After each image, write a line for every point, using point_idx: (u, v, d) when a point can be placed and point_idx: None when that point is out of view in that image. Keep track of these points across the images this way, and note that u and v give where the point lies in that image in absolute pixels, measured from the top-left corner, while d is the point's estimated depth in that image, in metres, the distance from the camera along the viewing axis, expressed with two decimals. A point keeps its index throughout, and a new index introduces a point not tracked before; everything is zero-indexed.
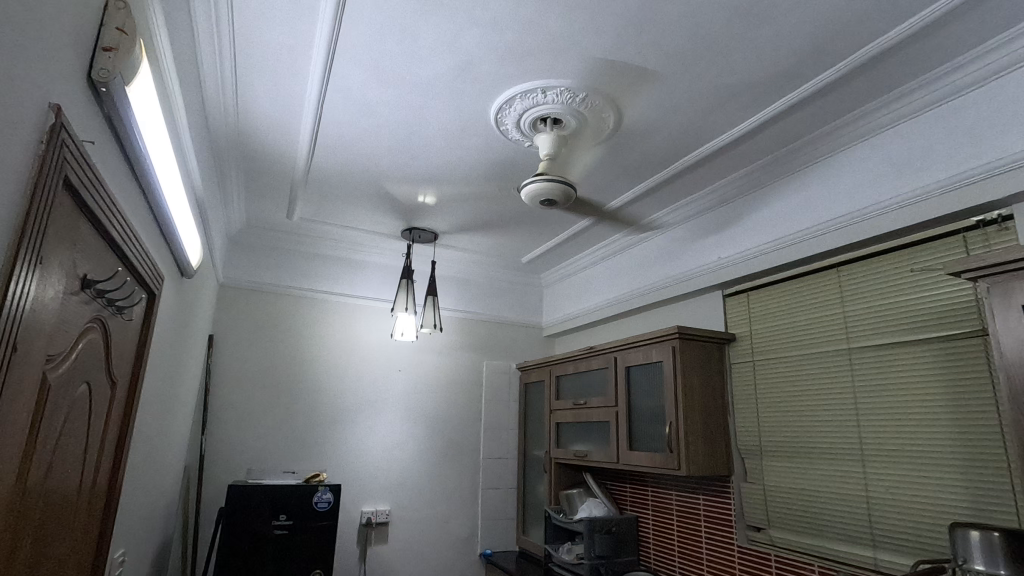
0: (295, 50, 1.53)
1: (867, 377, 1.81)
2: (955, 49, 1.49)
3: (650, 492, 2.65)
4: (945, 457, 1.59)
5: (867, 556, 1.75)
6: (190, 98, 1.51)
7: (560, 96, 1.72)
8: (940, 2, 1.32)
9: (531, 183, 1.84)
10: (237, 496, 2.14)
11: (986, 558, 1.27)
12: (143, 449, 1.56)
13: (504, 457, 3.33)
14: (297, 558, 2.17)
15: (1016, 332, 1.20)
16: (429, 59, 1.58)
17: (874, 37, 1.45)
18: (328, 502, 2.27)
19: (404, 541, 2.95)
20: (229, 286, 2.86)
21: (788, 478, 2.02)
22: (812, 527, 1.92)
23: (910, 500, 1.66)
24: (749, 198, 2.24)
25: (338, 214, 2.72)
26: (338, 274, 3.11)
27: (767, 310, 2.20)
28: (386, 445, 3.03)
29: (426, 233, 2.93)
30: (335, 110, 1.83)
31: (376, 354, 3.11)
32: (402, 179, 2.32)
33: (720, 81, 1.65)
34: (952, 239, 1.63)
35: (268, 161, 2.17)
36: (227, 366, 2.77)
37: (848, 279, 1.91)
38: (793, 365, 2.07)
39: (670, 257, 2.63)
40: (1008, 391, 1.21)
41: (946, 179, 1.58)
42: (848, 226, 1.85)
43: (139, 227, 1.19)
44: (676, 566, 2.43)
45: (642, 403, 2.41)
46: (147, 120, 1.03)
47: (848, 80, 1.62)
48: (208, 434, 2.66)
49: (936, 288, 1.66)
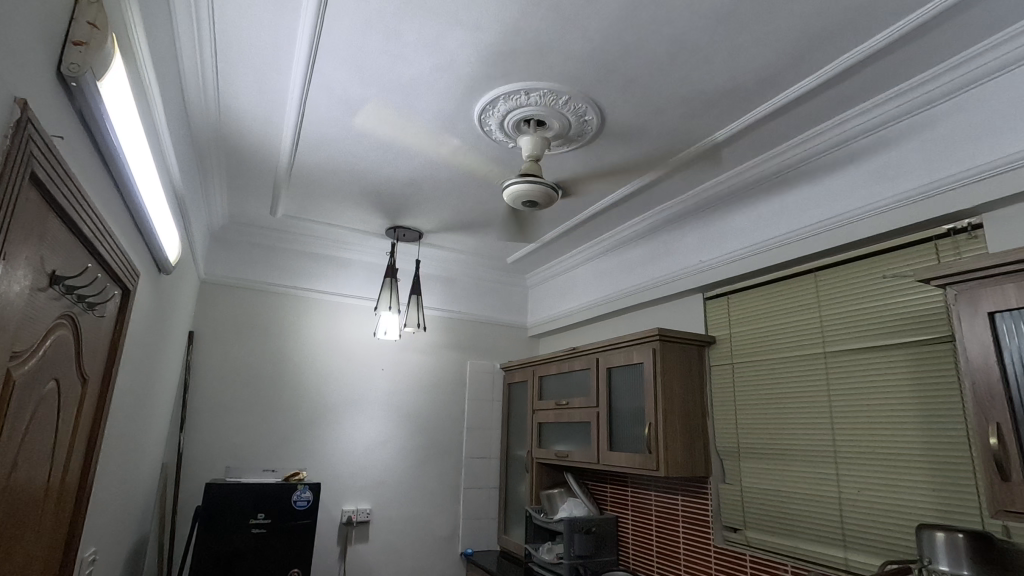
0: (278, 47, 1.53)
1: (841, 381, 1.84)
2: (930, 59, 1.52)
3: (630, 492, 2.67)
4: (915, 460, 1.62)
5: (838, 556, 1.78)
6: (170, 93, 1.49)
7: (543, 98, 1.72)
8: (914, 14, 1.36)
9: (514, 184, 1.85)
10: (216, 493, 2.13)
11: (950, 559, 1.31)
12: (117, 445, 1.54)
13: (486, 456, 3.34)
14: (275, 557, 2.16)
15: (981, 338, 1.24)
16: (412, 58, 1.58)
17: (850, 46, 1.48)
18: (307, 500, 2.26)
19: (384, 541, 2.94)
20: (210, 283, 2.84)
21: (764, 480, 2.05)
22: (787, 527, 1.95)
23: (881, 502, 1.69)
24: (730, 202, 2.27)
25: (322, 211, 2.71)
26: (321, 272, 3.10)
27: (746, 313, 2.23)
28: (368, 444, 3.02)
29: (410, 232, 2.93)
30: (318, 107, 1.82)
31: (359, 352, 3.10)
32: (386, 177, 2.32)
33: (702, 87, 1.67)
34: (924, 246, 1.66)
35: (250, 156, 2.16)
36: (206, 363, 2.74)
37: (825, 284, 1.94)
38: (770, 368, 2.09)
39: (653, 259, 2.65)
40: (972, 394, 1.25)
41: (920, 188, 1.62)
42: (826, 231, 1.88)
43: (113, 223, 1.18)
44: (654, 566, 2.45)
45: (623, 404, 2.43)
46: (121, 115, 1.02)
47: (826, 88, 1.65)
48: (187, 431, 2.63)
49: (908, 294, 1.69)
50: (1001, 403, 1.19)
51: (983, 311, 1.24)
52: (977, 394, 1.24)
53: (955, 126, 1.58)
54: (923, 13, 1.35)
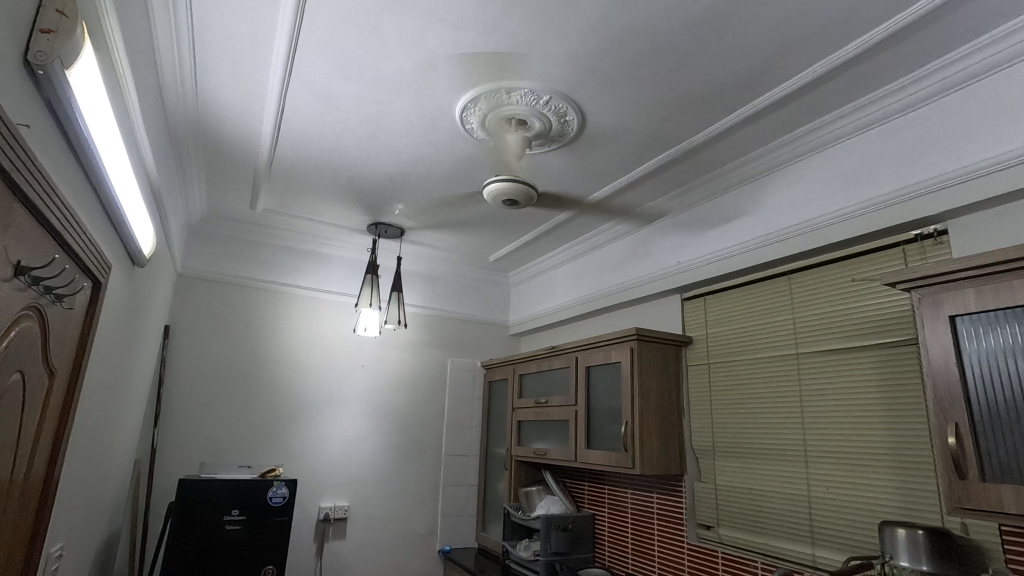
0: (257, 39, 1.52)
1: (812, 382, 1.89)
2: (900, 68, 1.56)
3: (606, 490, 2.70)
4: (879, 459, 1.67)
5: (806, 552, 1.82)
6: (145, 84, 1.47)
7: (524, 98, 1.74)
8: (882, 26, 1.40)
9: (493, 182, 1.85)
10: (191, 489, 2.10)
11: (911, 555, 1.35)
12: (86, 439, 1.52)
13: (466, 454, 3.34)
14: (249, 553, 2.14)
15: (941, 340, 1.28)
16: (394, 55, 1.58)
17: (822, 54, 1.52)
18: (283, 497, 2.25)
19: (362, 537, 2.93)
20: (187, 277, 2.80)
21: (737, 477, 2.09)
22: (758, 524, 1.99)
23: (848, 500, 1.73)
24: (709, 204, 2.30)
25: (302, 206, 2.69)
26: (301, 267, 3.07)
27: (722, 314, 2.27)
28: (346, 441, 3.01)
29: (392, 228, 2.92)
30: (298, 102, 1.81)
31: (338, 348, 3.09)
32: (367, 173, 2.31)
33: (680, 90, 1.69)
34: (893, 251, 1.71)
35: (229, 149, 2.13)
36: (182, 357, 2.71)
37: (798, 286, 1.98)
38: (745, 368, 2.13)
39: (632, 260, 2.68)
40: (932, 394, 1.29)
41: (889, 195, 1.66)
42: (799, 235, 1.92)
43: (82, 214, 1.16)
44: (630, 562, 2.48)
45: (601, 402, 2.45)
46: (91, 104, 1.01)
47: (801, 94, 1.68)
48: (161, 427, 2.59)
49: (877, 298, 1.73)
50: (960, 403, 1.24)
51: (944, 314, 1.28)
52: (936, 394, 1.28)
53: (923, 134, 1.62)
54: (894, 22, 1.38)
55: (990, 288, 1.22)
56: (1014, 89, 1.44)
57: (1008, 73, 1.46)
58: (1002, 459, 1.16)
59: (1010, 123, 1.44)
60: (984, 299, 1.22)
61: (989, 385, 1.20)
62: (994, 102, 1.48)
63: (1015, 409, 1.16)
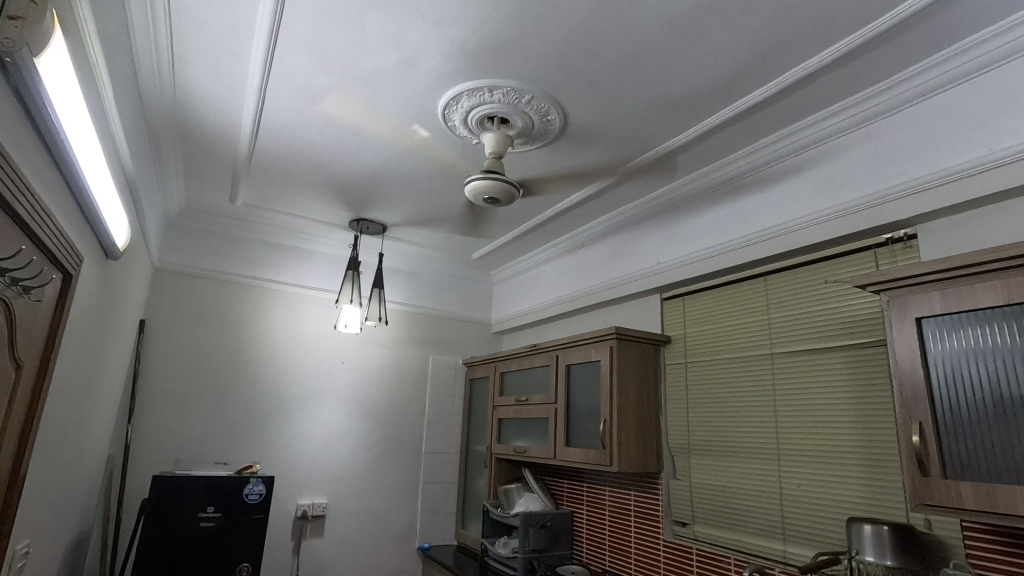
0: (236, 31, 1.50)
1: (785, 381, 1.92)
2: (873, 75, 1.60)
3: (585, 488, 2.72)
4: (848, 457, 1.71)
5: (777, 548, 1.86)
6: (121, 74, 1.45)
7: (506, 96, 1.74)
8: (855, 34, 1.44)
9: (475, 179, 1.85)
10: (165, 486, 2.07)
11: (876, 550, 1.40)
12: (55, 434, 1.49)
13: (446, 452, 3.34)
14: (224, 551, 2.12)
15: (908, 342, 1.32)
16: (375, 50, 1.57)
17: (799, 60, 1.55)
18: (259, 494, 2.22)
19: (340, 534, 2.92)
20: (164, 271, 2.76)
21: (713, 475, 2.12)
22: (732, 521, 2.02)
23: (818, 497, 1.77)
24: (688, 206, 2.33)
25: (283, 201, 2.66)
26: (282, 262, 3.05)
27: (700, 314, 2.30)
28: (326, 437, 2.99)
29: (374, 225, 2.91)
30: (279, 94, 1.79)
31: (318, 344, 3.06)
32: (349, 169, 2.30)
33: (661, 92, 1.71)
34: (865, 254, 1.75)
35: (208, 142, 2.11)
36: (158, 353, 2.67)
37: (774, 287, 2.02)
38: (721, 367, 2.16)
39: (613, 260, 2.70)
40: (898, 394, 1.32)
41: (862, 199, 1.70)
42: (775, 237, 1.95)
43: (51, 204, 1.14)
44: (607, 559, 2.51)
45: (581, 400, 2.47)
46: (61, 92, 0.98)
47: (778, 98, 1.71)
48: (135, 423, 2.55)
49: (849, 299, 1.77)
50: (924, 403, 1.27)
51: (911, 316, 1.32)
52: (903, 394, 1.31)
53: (895, 141, 1.66)
54: (868, 30, 1.42)
55: (954, 291, 1.26)
56: (982, 98, 1.49)
57: (975, 83, 1.51)
58: (964, 457, 1.20)
59: (978, 131, 1.48)
60: (948, 302, 1.26)
61: (953, 386, 1.24)
62: (963, 110, 1.52)
63: (977, 409, 1.20)
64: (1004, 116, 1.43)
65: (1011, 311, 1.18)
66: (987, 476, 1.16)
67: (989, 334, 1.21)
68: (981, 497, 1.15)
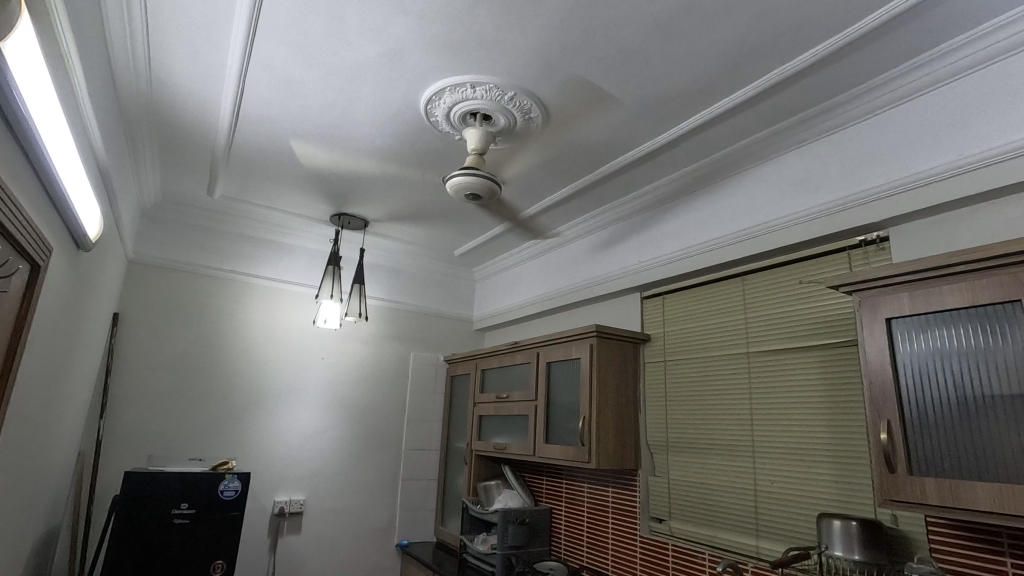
0: (213, 19, 1.48)
1: (761, 379, 1.96)
2: (849, 80, 1.63)
3: (564, 484, 2.73)
4: (820, 455, 1.74)
5: (751, 544, 1.89)
6: (94, 61, 1.41)
7: (489, 92, 1.74)
8: (833, 39, 1.47)
9: (455, 176, 1.85)
10: (138, 483, 2.04)
11: (844, 545, 1.44)
12: (22, 429, 1.45)
13: (426, 449, 3.34)
14: (198, 548, 2.09)
15: (878, 342, 1.35)
16: (356, 43, 1.56)
17: (777, 63, 1.57)
18: (235, 491, 2.19)
19: (317, 531, 2.90)
20: (139, 264, 2.70)
21: (690, 472, 2.15)
22: (708, 517, 2.05)
23: (790, 494, 1.80)
24: (669, 206, 2.35)
25: (262, 194, 2.63)
26: (261, 257, 3.01)
27: (679, 313, 2.32)
28: (304, 433, 2.96)
29: (356, 220, 2.89)
30: (258, 86, 1.77)
31: (297, 340, 3.03)
32: (329, 163, 2.28)
33: (642, 92, 1.73)
34: (838, 255, 1.78)
35: (185, 132, 2.07)
36: (132, 347, 2.61)
37: (751, 287, 2.05)
38: (699, 365, 2.19)
39: (595, 258, 2.72)
40: (868, 393, 1.35)
41: (836, 201, 1.74)
42: (752, 237, 1.98)
43: (18, 193, 1.11)
44: (584, 554, 2.53)
45: (561, 397, 2.48)
46: (28, 78, 0.96)
47: (757, 101, 1.74)
48: (107, 418, 2.50)
49: (822, 300, 1.80)
50: (892, 401, 1.30)
51: (881, 317, 1.35)
52: (872, 394, 1.34)
53: (869, 144, 1.70)
54: (844, 35, 1.45)
55: (922, 293, 1.29)
56: (953, 105, 1.52)
57: (947, 90, 1.54)
58: (929, 455, 1.24)
59: (948, 137, 1.51)
60: (917, 303, 1.29)
61: (921, 385, 1.27)
62: (935, 116, 1.56)
63: (943, 408, 1.24)
64: (973, 123, 1.47)
65: (977, 313, 1.22)
66: (950, 473, 1.20)
67: (955, 334, 1.24)
68: (943, 492, 1.19)
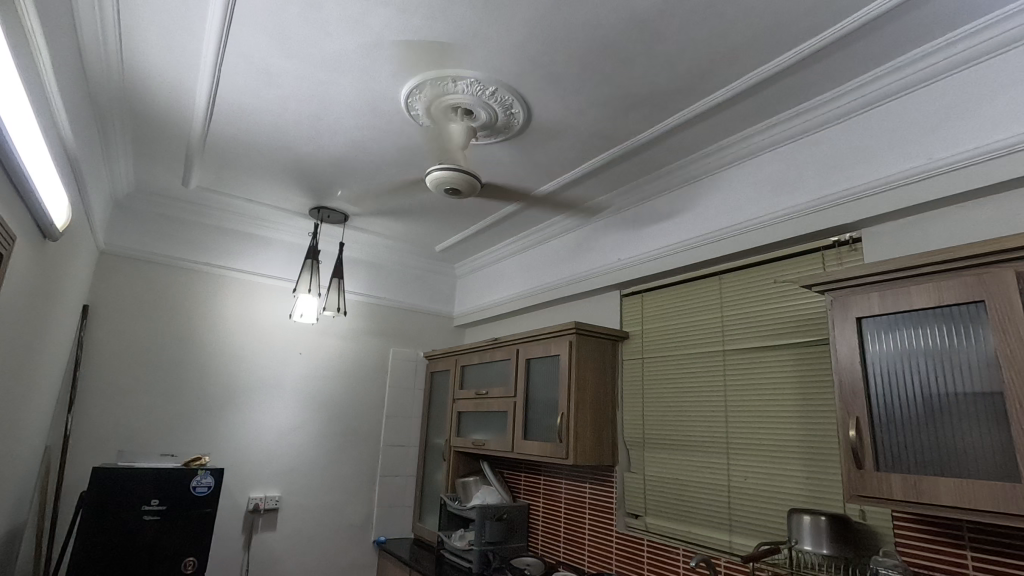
0: (187, 5, 1.44)
1: (736, 377, 1.98)
2: (824, 83, 1.66)
3: (542, 480, 2.74)
4: (791, 451, 1.77)
5: (724, 539, 1.92)
6: (62, 45, 1.37)
7: (470, 87, 1.73)
8: (809, 42, 1.50)
9: (435, 170, 1.83)
10: (107, 477, 2.00)
11: (813, 539, 1.48)
12: None
13: (405, 445, 3.32)
14: (169, 545, 2.05)
15: (848, 341, 1.38)
16: (336, 34, 1.53)
17: (754, 64, 1.60)
18: (207, 486, 2.15)
19: (293, 528, 2.87)
20: (111, 255, 2.63)
21: (665, 468, 2.17)
22: (682, 513, 2.08)
23: (763, 489, 1.83)
24: (648, 204, 2.37)
25: (240, 185, 2.58)
26: (238, 249, 2.96)
27: (657, 311, 2.34)
28: (280, 429, 2.92)
29: (336, 214, 2.86)
30: (235, 75, 1.73)
31: (274, 334, 2.99)
32: (308, 155, 2.25)
33: (623, 90, 1.74)
34: (813, 256, 1.82)
35: (159, 121, 2.02)
36: (103, 340, 2.55)
37: (727, 286, 2.08)
38: (675, 363, 2.22)
39: (575, 255, 2.73)
40: (838, 391, 1.38)
41: (810, 203, 1.77)
42: (729, 237, 2.00)
43: None
44: (561, 550, 2.54)
45: (540, 394, 2.48)
46: None
47: (735, 101, 1.76)
48: (75, 413, 2.43)
49: (796, 299, 1.83)
50: (861, 399, 1.33)
51: (852, 316, 1.38)
52: (842, 392, 1.37)
53: (842, 147, 1.73)
54: (820, 39, 1.48)
55: (890, 293, 1.32)
56: (925, 109, 1.56)
57: (918, 94, 1.58)
58: (895, 452, 1.26)
59: (919, 140, 1.55)
60: (886, 303, 1.32)
61: (889, 384, 1.30)
62: (906, 120, 1.59)
63: (909, 406, 1.26)
64: (942, 127, 1.51)
65: (943, 313, 1.25)
66: (914, 469, 1.23)
67: (921, 334, 1.27)
68: (908, 488, 1.22)
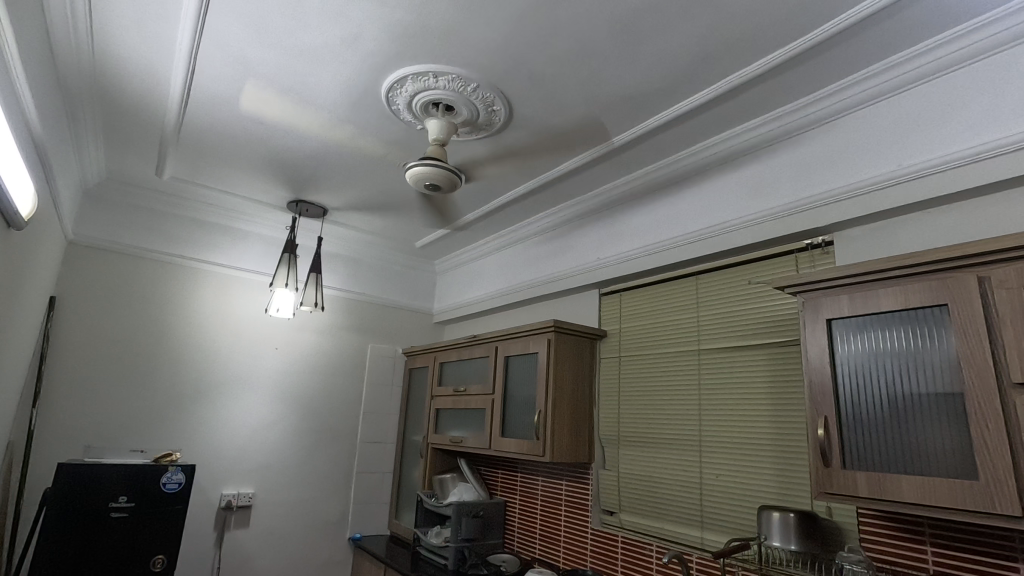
0: None
1: (710, 376, 2.01)
2: (800, 88, 1.69)
3: (519, 477, 2.75)
4: (763, 449, 1.81)
5: (696, 535, 1.95)
6: (28, 28, 1.33)
7: (451, 83, 1.73)
8: (786, 48, 1.52)
9: (415, 166, 1.82)
10: (73, 473, 1.95)
11: (782, 536, 1.51)
12: None
13: (382, 442, 3.30)
14: (138, 541, 2.01)
15: (819, 342, 1.41)
16: (316, 25, 1.51)
17: (733, 68, 1.62)
18: (178, 483, 2.11)
19: (267, 524, 2.83)
20: (80, 245, 2.56)
21: (640, 466, 2.20)
22: (657, 510, 2.10)
23: (735, 487, 1.87)
24: (628, 203, 2.39)
25: (216, 177, 2.53)
26: (213, 241, 2.90)
27: (634, 310, 2.37)
28: (254, 426, 2.88)
29: (314, 207, 2.82)
30: (211, 63, 1.70)
31: (249, 329, 2.95)
32: (287, 147, 2.22)
33: (604, 90, 1.74)
34: (787, 258, 1.85)
35: (132, 108, 1.97)
36: (70, 332, 2.48)
37: (703, 286, 2.11)
38: (651, 361, 2.24)
39: (555, 253, 2.73)
40: (808, 391, 1.41)
41: (785, 205, 1.80)
42: (707, 237, 2.03)
43: None
44: (537, 546, 2.56)
45: (517, 390, 2.49)
46: None
47: (714, 104, 1.78)
48: (40, 407, 2.37)
49: (770, 301, 1.87)
50: (830, 399, 1.36)
51: (822, 318, 1.41)
52: (812, 392, 1.40)
53: (817, 152, 1.76)
54: (797, 45, 1.51)
55: (859, 296, 1.35)
56: (897, 117, 1.59)
57: (891, 102, 1.62)
58: (862, 450, 1.30)
59: (891, 147, 1.58)
60: (856, 305, 1.35)
61: (857, 384, 1.34)
62: (878, 127, 1.63)
63: (875, 405, 1.30)
64: (912, 135, 1.55)
65: (909, 315, 1.28)
66: (880, 467, 1.26)
67: (888, 335, 1.31)
68: (873, 485, 1.25)
